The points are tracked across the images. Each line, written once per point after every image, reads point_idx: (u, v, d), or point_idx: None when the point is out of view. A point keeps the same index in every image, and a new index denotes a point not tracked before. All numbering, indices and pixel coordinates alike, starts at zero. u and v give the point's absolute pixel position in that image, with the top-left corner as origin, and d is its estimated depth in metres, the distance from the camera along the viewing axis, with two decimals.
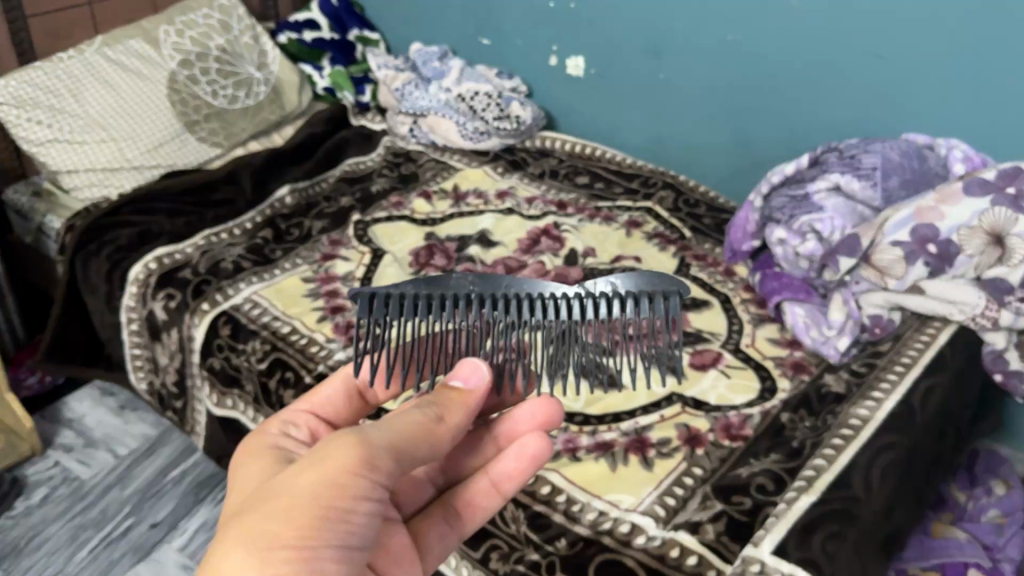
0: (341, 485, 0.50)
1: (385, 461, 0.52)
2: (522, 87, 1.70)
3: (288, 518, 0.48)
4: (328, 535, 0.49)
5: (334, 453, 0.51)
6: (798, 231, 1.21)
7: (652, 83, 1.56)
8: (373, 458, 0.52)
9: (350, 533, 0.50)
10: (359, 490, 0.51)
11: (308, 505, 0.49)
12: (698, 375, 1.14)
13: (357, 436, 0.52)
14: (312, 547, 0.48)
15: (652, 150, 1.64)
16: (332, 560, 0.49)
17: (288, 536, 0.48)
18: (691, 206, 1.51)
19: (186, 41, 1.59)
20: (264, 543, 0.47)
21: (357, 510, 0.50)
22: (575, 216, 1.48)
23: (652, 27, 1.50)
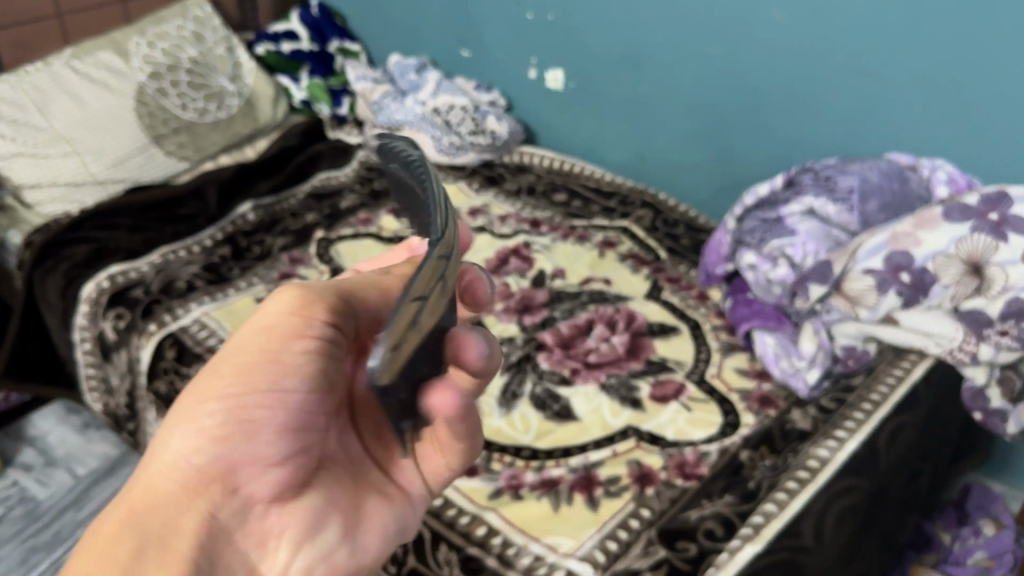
0: (272, 331, 0.54)
1: (326, 299, 0.54)
2: (501, 100, 1.65)
3: (220, 377, 0.54)
4: (259, 383, 0.54)
5: (270, 303, 0.55)
6: (769, 256, 1.15)
7: (632, 97, 1.51)
8: (305, 307, 0.54)
9: (288, 377, 0.54)
10: (289, 333, 0.54)
11: (235, 359, 0.54)
12: (658, 408, 1.08)
13: (297, 286, 0.55)
14: (242, 404, 0.54)
15: (634, 166, 1.58)
16: (266, 411, 0.54)
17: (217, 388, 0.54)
18: (670, 225, 1.45)
19: (157, 53, 1.56)
20: (193, 405, 0.54)
21: (291, 349, 0.53)
22: (548, 235, 1.44)
23: (630, 40, 1.45)
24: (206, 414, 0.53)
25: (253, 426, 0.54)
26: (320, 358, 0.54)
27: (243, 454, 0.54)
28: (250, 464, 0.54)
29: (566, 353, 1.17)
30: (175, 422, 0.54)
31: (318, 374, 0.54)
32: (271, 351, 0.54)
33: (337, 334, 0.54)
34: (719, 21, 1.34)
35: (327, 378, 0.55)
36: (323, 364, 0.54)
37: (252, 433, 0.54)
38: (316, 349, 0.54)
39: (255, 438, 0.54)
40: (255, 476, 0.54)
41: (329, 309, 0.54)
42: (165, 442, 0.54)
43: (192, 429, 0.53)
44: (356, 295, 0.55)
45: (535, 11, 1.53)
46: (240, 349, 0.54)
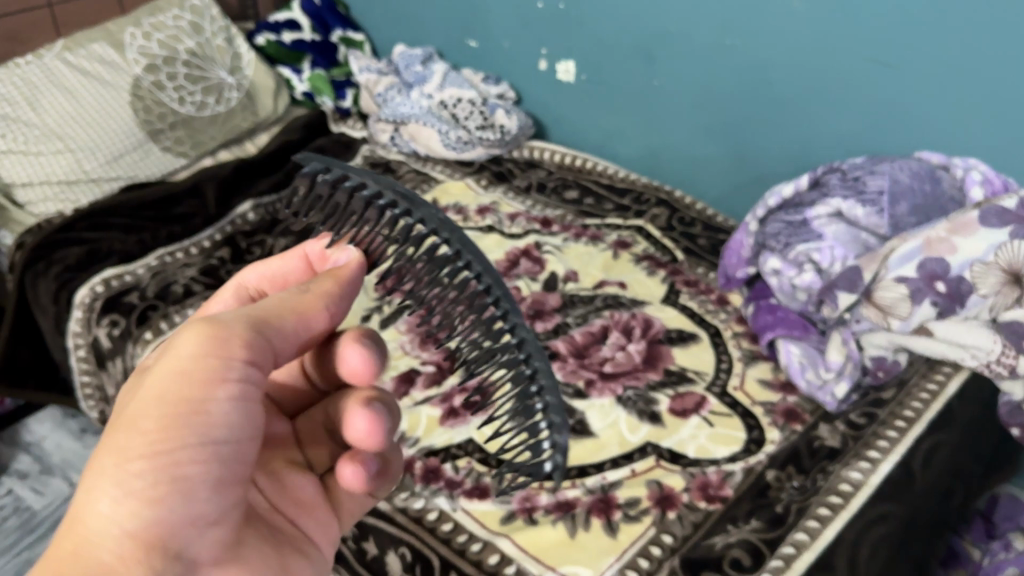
0: (193, 374, 0.52)
1: (240, 333, 0.54)
2: (510, 92, 1.58)
3: (142, 433, 0.51)
4: (187, 438, 0.52)
5: (180, 347, 0.53)
6: (794, 261, 1.10)
7: (645, 90, 1.44)
8: (219, 350, 0.53)
9: (214, 427, 0.53)
10: (211, 379, 0.53)
11: (160, 412, 0.52)
12: (678, 422, 1.03)
13: (208, 326, 0.54)
14: (174, 462, 0.52)
15: (649, 161, 1.51)
16: (199, 467, 0.53)
17: (144, 447, 0.51)
18: (686, 225, 1.39)
19: (153, 44, 1.51)
20: (117, 467, 0.51)
21: (212, 399, 0.53)
22: (559, 235, 1.39)
23: (644, 30, 1.39)
24: (134, 473, 0.51)
25: (185, 484, 0.52)
26: (245, 401, 0.55)
27: (182, 516, 0.53)
28: (185, 524, 0.53)
29: (581, 363, 1.11)
30: (94, 486, 0.51)
31: (240, 414, 0.55)
32: (197, 401, 0.53)
33: (252, 373, 0.55)
34: (738, 11, 1.28)
35: (247, 425, 0.56)
36: (244, 411, 0.55)
37: (186, 490, 0.52)
38: (238, 391, 0.54)
39: (190, 495, 0.53)
40: (191, 536, 0.54)
41: (247, 345, 0.54)
42: (87, 511, 0.51)
43: (122, 492, 0.51)
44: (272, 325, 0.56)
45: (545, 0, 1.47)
46: (156, 399, 0.52)
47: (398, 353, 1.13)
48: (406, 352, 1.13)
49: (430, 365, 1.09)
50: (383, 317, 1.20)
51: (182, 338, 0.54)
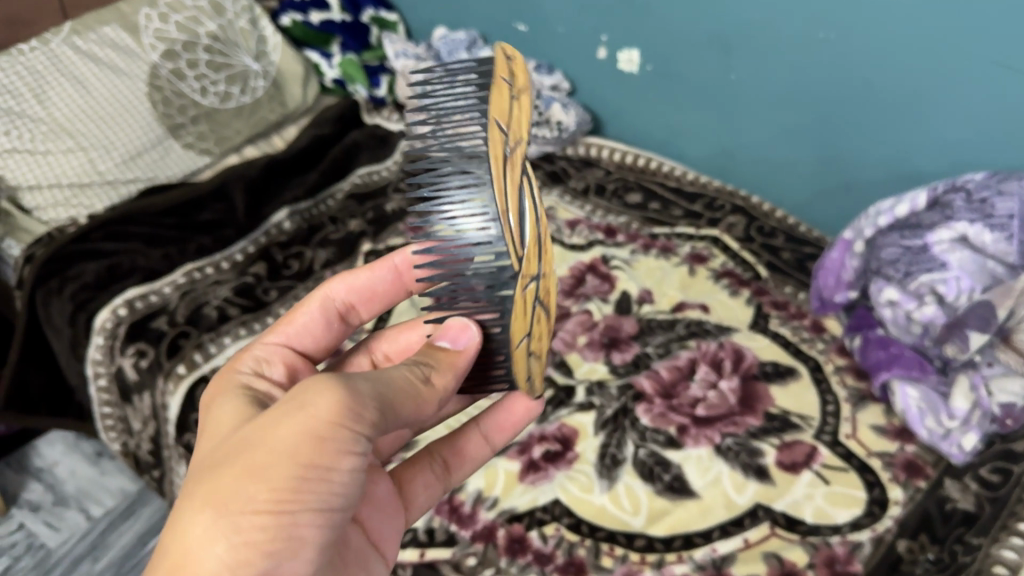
0: (326, 441, 0.47)
1: (371, 407, 0.50)
2: (565, 83, 1.44)
3: (267, 480, 0.45)
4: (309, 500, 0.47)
5: (314, 398, 0.48)
6: (914, 293, 0.98)
7: (721, 85, 1.30)
8: (354, 408, 0.48)
9: (336, 496, 0.48)
10: (342, 447, 0.47)
11: (285, 467, 0.46)
12: (789, 479, 0.91)
13: (340, 386, 0.49)
14: (290, 516, 0.46)
15: (722, 160, 1.37)
16: (315, 529, 0.47)
17: (266, 504, 0.45)
18: (766, 235, 1.27)
19: (171, 28, 1.36)
20: (235, 507, 0.45)
21: (338, 468, 0.47)
22: (626, 246, 1.26)
23: (722, 19, 1.24)
24: (251, 524, 0.45)
25: (297, 547, 0.46)
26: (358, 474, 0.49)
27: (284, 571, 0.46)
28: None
29: (670, 405, 0.99)
30: (210, 526, 0.44)
31: (359, 481, 0.50)
32: (327, 468, 0.47)
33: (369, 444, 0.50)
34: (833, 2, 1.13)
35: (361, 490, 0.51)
36: (358, 481, 0.50)
37: (296, 550, 0.46)
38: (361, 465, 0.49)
39: (295, 558, 0.46)
40: None
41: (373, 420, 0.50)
42: (197, 552, 0.44)
43: (238, 535, 0.44)
44: (395, 405, 0.52)
45: None
46: (282, 456, 0.46)
47: None
48: None
49: None
50: None
51: (302, 386, 0.49)
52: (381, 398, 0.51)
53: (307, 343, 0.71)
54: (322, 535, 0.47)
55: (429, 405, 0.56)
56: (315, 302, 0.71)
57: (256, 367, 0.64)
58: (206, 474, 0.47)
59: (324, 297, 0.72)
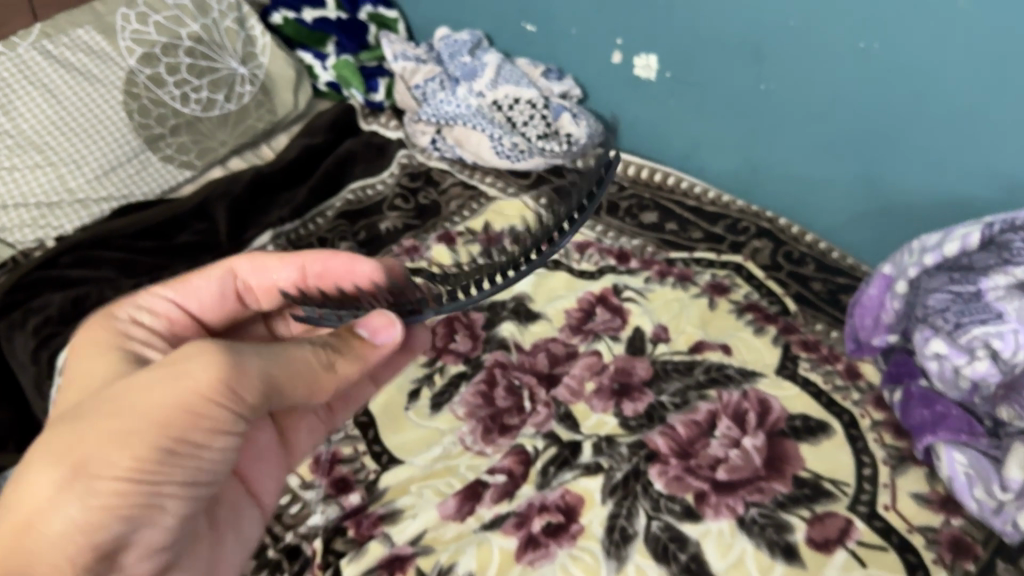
0: (194, 412, 0.50)
1: (254, 386, 0.52)
2: (576, 90, 1.33)
3: (132, 445, 0.49)
4: (172, 472, 0.50)
5: (194, 366, 0.51)
6: (965, 346, 0.87)
7: (749, 96, 1.19)
8: (235, 383, 0.52)
9: (198, 466, 0.52)
10: (214, 420, 0.51)
11: (154, 434, 0.49)
12: (821, 560, 0.81)
13: (230, 359, 0.52)
14: (151, 484, 0.50)
15: (747, 177, 1.26)
16: (174, 496, 0.51)
17: (127, 468, 0.49)
18: (795, 262, 1.16)
19: (150, 29, 1.26)
20: (95, 471, 0.48)
21: (204, 440, 0.52)
22: (640, 274, 1.16)
23: (753, 26, 1.13)
24: (110, 487, 0.48)
25: (150, 509, 0.50)
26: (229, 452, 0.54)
27: (141, 536, 0.50)
28: (142, 546, 0.50)
29: (687, 467, 0.89)
30: (65, 487, 0.47)
31: (228, 452, 0.54)
32: (196, 445, 0.51)
33: (245, 422, 0.54)
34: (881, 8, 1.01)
35: (229, 463, 0.55)
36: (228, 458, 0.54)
37: (155, 519, 0.50)
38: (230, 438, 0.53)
39: (152, 527, 0.51)
40: (139, 562, 0.51)
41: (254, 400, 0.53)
42: (47, 514, 0.47)
43: (94, 497, 0.48)
44: (286, 387, 0.55)
45: None
46: (152, 424, 0.49)
47: (456, 451, 0.90)
48: (466, 448, 0.90)
49: (499, 473, 0.87)
50: (432, 394, 0.96)
51: (185, 350, 0.52)
52: (270, 380, 0.54)
53: (204, 309, 0.69)
54: (180, 501, 0.52)
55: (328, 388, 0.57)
56: (215, 274, 0.69)
57: (134, 315, 0.65)
58: (68, 427, 0.49)
59: (229, 270, 0.69)
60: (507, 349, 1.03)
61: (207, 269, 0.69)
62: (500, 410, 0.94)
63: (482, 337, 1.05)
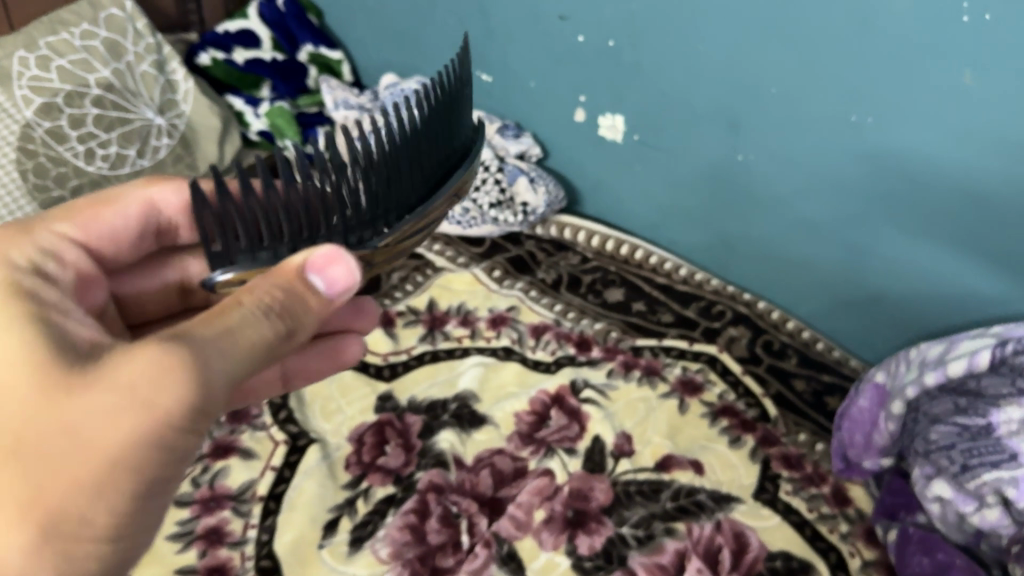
0: (164, 459, 0.41)
1: (220, 406, 0.43)
2: (535, 150, 1.19)
3: (103, 499, 0.40)
4: (144, 516, 0.43)
5: (165, 400, 0.40)
6: (974, 493, 0.76)
7: (725, 165, 1.06)
8: (204, 410, 0.42)
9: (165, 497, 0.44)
10: (183, 453, 0.43)
11: (124, 482, 0.40)
12: None
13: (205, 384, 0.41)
14: (126, 535, 0.42)
15: (723, 249, 1.12)
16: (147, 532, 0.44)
17: (99, 531, 0.40)
18: (777, 355, 1.04)
19: (52, 76, 1.12)
20: (71, 535, 0.40)
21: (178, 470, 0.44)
22: (602, 366, 1.02)
23: (732, 88, 1.01)
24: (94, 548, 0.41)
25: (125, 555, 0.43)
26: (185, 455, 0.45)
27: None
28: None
29: None
30: (39, 550, 0.39)
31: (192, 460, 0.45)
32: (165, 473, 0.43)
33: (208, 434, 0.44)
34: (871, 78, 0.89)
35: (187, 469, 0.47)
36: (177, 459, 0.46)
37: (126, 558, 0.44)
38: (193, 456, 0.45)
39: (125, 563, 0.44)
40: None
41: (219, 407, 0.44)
42: None
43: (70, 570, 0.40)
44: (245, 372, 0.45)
45: (587, 33, 1.09)
46: (137, 482, 0.41)
47: None
48: None
49: None
50: (353, 526, 0.83)
51: (138, 366, 0.40)
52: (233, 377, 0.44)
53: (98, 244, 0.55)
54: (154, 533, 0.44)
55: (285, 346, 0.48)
56: (136, 202, 0.56)
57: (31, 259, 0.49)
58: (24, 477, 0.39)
59: (147, 202, 0.57)
60: (445, 466, 0.89)
61: (115, 200, 0.56)
62: (432, 549, 0.81)
63: (417, 448, 0.91)
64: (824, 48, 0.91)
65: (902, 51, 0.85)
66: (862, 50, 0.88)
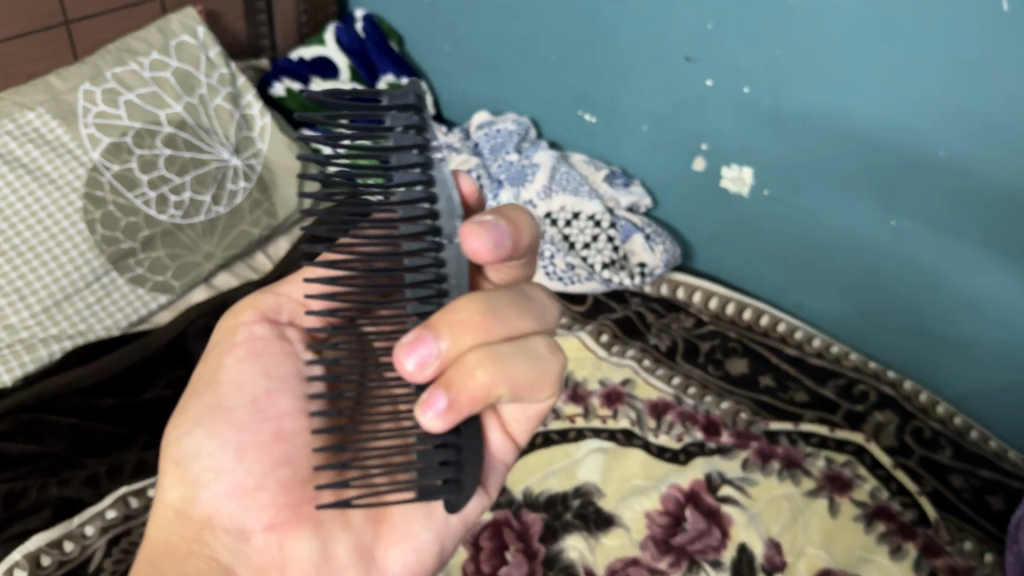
0: (216, 353, 0.58)
1: (249, 307, 0.59)
2: (647, 201, 1.09)
3: (187, 416, 0.56)
4: (210, 409, 0.55)
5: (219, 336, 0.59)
6: None
7: (869, 231, 0.96)
8: (242, 320, 0.58)
9: (232, 394, 0.55)
10: (232, 344, 0.58)
11: (198, 398, 0.56)
12: None
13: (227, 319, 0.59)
14: (211, 424, 0.55)
15: (800, 302, 1.07)
16: (227, 429, 0.54)
17: (186, 432, 0.55)
18: (929, 446, 0.94)
19: (120, 111, 1.02)
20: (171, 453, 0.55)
21: (231, 369, 0.56)
22: (735, 455, 0.91)
23: (887, 149, 0.90)
24: (179, 461, 0.54)
25: (218, 463, 0.53)
26: (261, 359, 0.57)
27: (230, 487, 0.53)
28: (228, 496, 0.53)
29: None
30: (165, 479, 0.54)
31: (266, 362, 0.57)
32: (212, 383, 0.56)
33: (269, 335, 0.58)
34: (919, 111, 0.86)
35: (271, 378, 0.56)
36: (262, 367, 0.56)
37: (219, 467, 0.53)
38: (257, 341, 0.57)
39: (222, 470, 0.53)
40: (242, 502, 0.53)
41: (252, 311, 0.58)
42: (162, 507, 0.53)
43: (178, 474, 0.54)
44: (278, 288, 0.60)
45: (716, 77, 0.99)
46: (212, 385, 0.56)
47: None
48: None
49: None
50: None
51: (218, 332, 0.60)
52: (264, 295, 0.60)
53: None
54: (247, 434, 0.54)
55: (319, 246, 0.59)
56: None
57: None
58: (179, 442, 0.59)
59: None
60: None
61: None
62: None
63: (540, 555, 0.81)
64: (875, 83, 0.87)
65: (956, 73, 0.82)
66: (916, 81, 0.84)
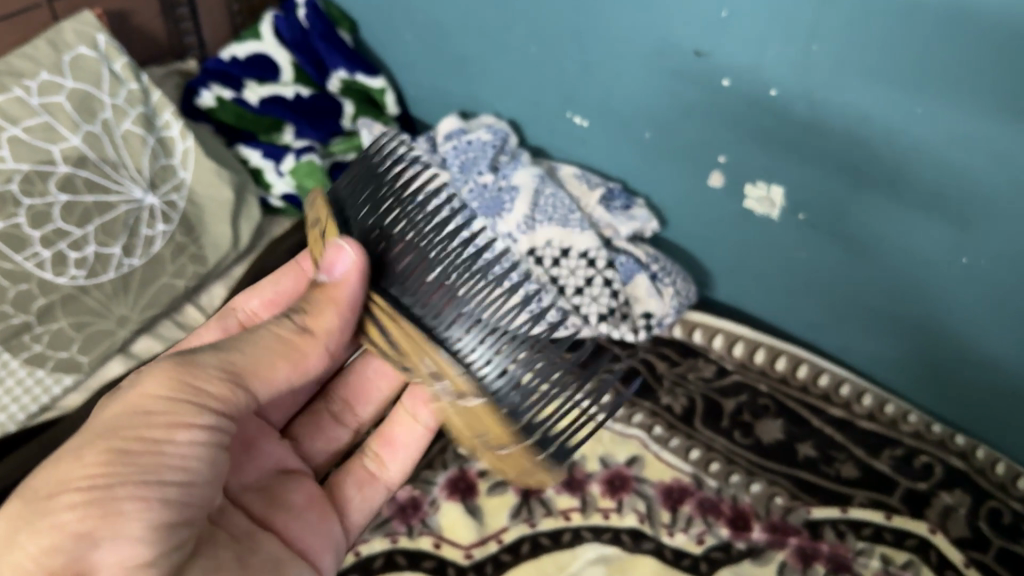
0: (153, 412, 0.41)
1: (215, 375, 0.43)
2: (655, 227, 0.89)
3: (99, 454, 0.39)
4: (135, 470, 0.39)
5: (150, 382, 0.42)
6: None
7: (934, 266, 0.76)
8: (200, 383, 0.42)
9: (171, 468, 0.40)
10: (171, 415, 0.41)
11: (117, 442, 0.40)
12: None
13: (179, 363, 0.42)
14: (139, 477, 0.39)
15: (851, 318, 0.85)
16: (144, 496, 0.39)
17: (88, 474, 0.38)
18: (1010, 535, 0.75)
19: (3, 151, 0.81)
20: (57, 489, 0.38)
21: (172, 437, 0.41)
22: (771, 559, 0.74)
23: (957, 173, 0.70)
24: (66, 508, 0.38)
25: (118, 521, 0.38)
26: (207, 448, 0.42)
27: (118, 555, 0.38)
28: (109, 568, 0.37)
29: None
30: (24, 525, 0.38)
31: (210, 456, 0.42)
32: (151, 440, 0.40)
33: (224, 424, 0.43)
34: (987, 110, 0.66)
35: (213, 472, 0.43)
36: (208, 457, 0.42)
37: (116, 530, 0.38)
38: (201, 434, 0.42)
39: (118, 535, 0.38)
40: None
41: (221, 395, 0.43)
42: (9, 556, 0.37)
43: (49, 527, 0.37)
44: (253, 373, 0.44)
45: (733, 76, 0.77)
46: (141, 437, 0.40)
47: None
48: None
49: None
50: None
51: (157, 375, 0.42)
52: (232, 372, 0.43)
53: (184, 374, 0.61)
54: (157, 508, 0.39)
55: (313, 357, 0.46)
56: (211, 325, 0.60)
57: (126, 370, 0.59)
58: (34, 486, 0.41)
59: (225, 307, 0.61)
60: None
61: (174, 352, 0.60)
62: None
63: None
64: (898, 84, 0.69)
65: (997, 66, 0.63)
66: (985, 76, 0.64)
